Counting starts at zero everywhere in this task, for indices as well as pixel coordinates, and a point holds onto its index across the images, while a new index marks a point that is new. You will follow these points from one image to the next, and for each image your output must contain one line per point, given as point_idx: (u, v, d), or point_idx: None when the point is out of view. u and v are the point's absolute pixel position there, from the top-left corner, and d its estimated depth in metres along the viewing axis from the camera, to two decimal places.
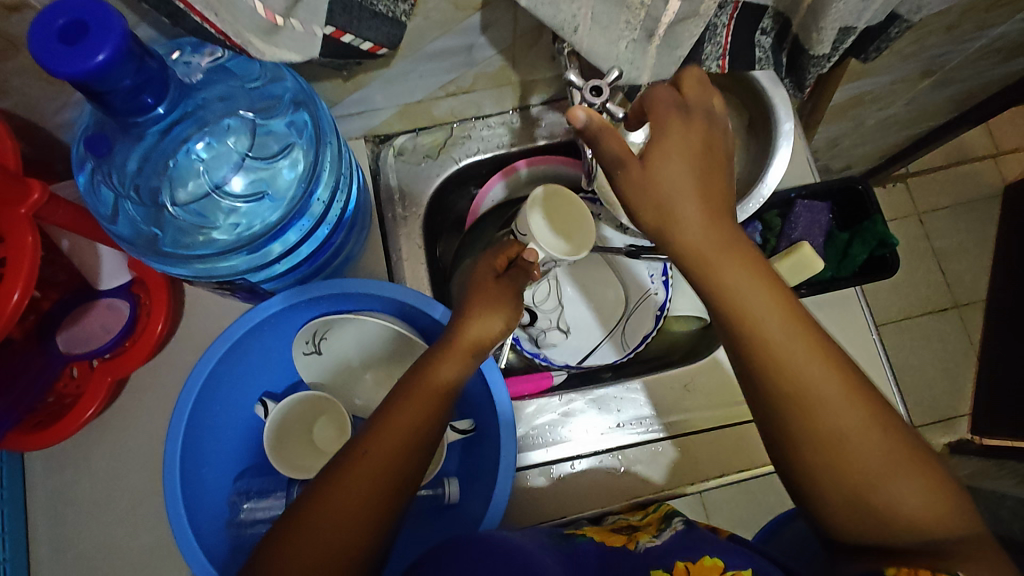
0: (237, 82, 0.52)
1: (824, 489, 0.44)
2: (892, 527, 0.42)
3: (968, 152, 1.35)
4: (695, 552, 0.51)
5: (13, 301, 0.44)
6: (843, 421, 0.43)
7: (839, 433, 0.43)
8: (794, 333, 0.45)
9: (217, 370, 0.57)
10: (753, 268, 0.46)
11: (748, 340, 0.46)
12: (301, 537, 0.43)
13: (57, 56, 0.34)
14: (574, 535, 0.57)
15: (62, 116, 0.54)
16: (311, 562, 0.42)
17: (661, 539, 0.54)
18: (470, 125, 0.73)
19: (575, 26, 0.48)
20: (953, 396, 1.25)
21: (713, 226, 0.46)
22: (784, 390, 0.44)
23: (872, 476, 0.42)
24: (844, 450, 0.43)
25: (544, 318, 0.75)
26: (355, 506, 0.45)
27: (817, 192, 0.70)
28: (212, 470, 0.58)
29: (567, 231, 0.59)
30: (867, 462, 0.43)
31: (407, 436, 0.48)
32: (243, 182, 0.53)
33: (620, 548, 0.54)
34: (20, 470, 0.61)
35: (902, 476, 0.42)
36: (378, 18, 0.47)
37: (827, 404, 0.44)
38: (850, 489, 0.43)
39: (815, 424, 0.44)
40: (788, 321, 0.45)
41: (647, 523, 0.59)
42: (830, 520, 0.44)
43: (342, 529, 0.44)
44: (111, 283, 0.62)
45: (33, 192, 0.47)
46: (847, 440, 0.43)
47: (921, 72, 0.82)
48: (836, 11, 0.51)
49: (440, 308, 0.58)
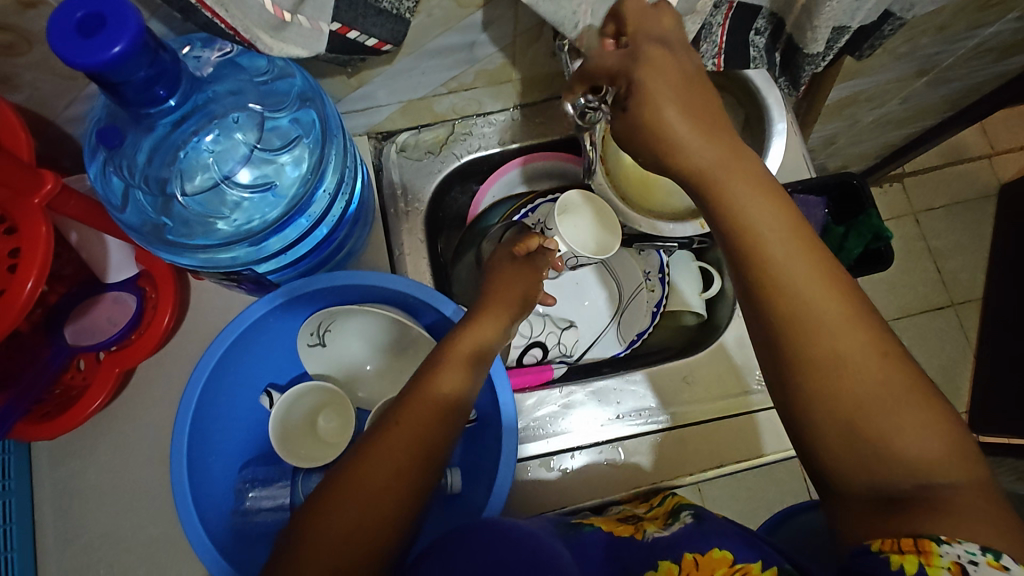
0: (246, 76, 0.53)
1: (823, 426, 0.41)
2: (890, 466, 0.39)
3: (963, 152, 1.37)
4: (706, 543, 0.51)
5: (27, 289, 0.45)
6: (841, 342, 0.41)
7: (836, 355, 0.41)
8: (795, 252, 0.43)
9: (222, 361, 0.58)
10: (756, 183, 0.45)
11: (746, 257, 0.44)
12: (328, 513, 0.45)
13: (75, 47, 0.36)
14: (581, 524, 0.58)
15: (72, 111, 0.55)
16: (333, 534, 0.44)
17: (667, 530, 0.54)
18: (471, 122, 0.74)
19: (575, 22, 0.49)
20: (949, 393, 1.27)
21: (716, 148, 0.45)
22: (779, 309, 0.43)
23: (877, 418, 0.40)
24: (850, 388, 0.41)
25: (547, 338, 0.76)
26: (377, 486, 0.46)
27: (814, 187, 0.70)
28: (218, 459, 0.60)
29: (596, 229, 0.66)
30: (866, 392, 0.40)
31: (420, 433, 0.49)
32: (249, 175, 0.54)
33: (628, 538, 0.55)
34: (27, 461, 0.62)
35: (904, 411, 0.40)
36: (382, 15, 0.48)
37: (828, 328, 0.41)
38: (852, 427, 0.40)
39: (820, 360, 0.41)
40: (790, 240, 0.43)
41: (652, 514, 0.59)
42: (827, 460, 0.41)
43: (364, 505, 0.45)
44: (118, 276, 0.63)
45: (46, 183, 0.48)
46: (849, 374, 0.41)
47: (915, 71, 0.83)
48: (829, 10, 0.52)
49: (452, 306, 0.60)
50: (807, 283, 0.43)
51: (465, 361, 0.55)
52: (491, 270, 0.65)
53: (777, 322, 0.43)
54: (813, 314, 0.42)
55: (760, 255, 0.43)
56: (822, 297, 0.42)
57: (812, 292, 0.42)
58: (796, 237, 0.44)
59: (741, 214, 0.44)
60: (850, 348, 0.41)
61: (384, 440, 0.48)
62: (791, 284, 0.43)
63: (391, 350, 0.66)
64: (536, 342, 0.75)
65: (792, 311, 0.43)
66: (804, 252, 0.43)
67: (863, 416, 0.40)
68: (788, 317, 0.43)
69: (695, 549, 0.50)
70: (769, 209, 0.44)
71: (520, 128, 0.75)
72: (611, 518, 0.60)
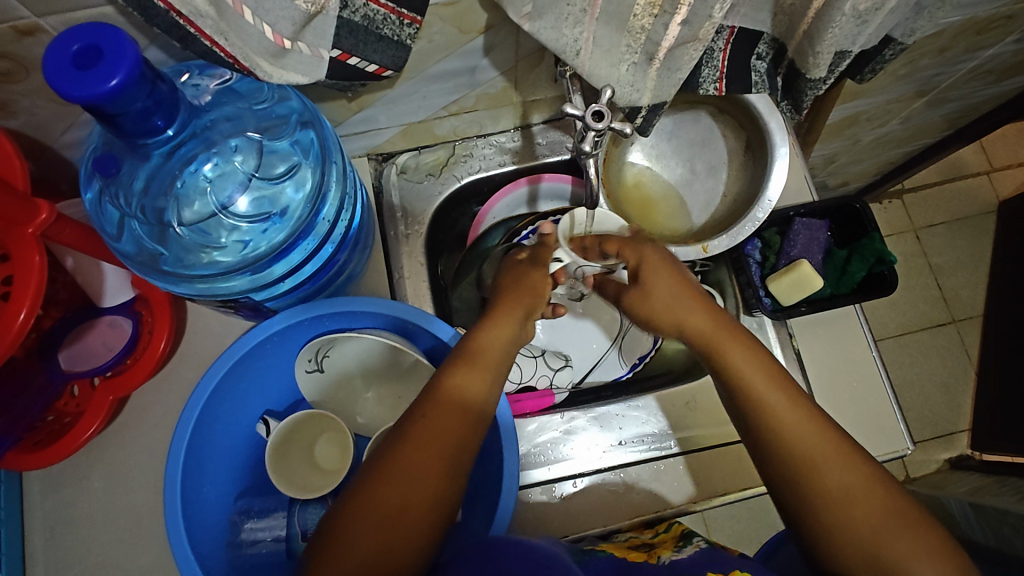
0: (245, 103, 0.52)
1: (845, 557, 0.46)
2: None
3: (962, 169, 1.37)
4: (726, 566, 0.50)
5: (20, 320, 0.44)
6: (842, 479, 0.48)
7: (843, 492, 0.47)
8: (793, 405, 0.51)
9: (220, 388, 0.57)
10: (754, 351, 0.54)
11: (759, 406, 0.51)
12: (371, 499, 0.46)
13: (71, 80, 0.35)
14: (593, 550, 0.57)
15: (70, 135, 0.54)
16: (379, 522, 0.45)
17: (683, 554, 0.54)
18: (472, 144, 0.74)
19: (576, 50, 0.49)
20: (952, 411, 1.26)
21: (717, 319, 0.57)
22: (792, 455, 0.49)
23: (888, 546, 0.45)
24: (862, 526, 0.46)
25: (541, 376, 0.75)
26: (414, 468, 0.47)
27: (816, 210, 0.71)
28: (213, 489, 0.58)
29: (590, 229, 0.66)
30: (872, 522, 0.46)
31: (445, 441, 0.49)
32: (247, 203, 0.54)
33: (641, 562, 0.54)
34: (18, 488, 0.61)
35: (903, 536, 0.46)
36: (384, 42, 0.47)
37: (829, 467, 0.48)
38: (871, 557, 0.46)
39: (834, 496, 0.48)
40: (786, 394, 0.52)
41: (660, 540, 0.59)
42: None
43: (403, 492, 0.47)
44: (114, 300, 0.62)
45: (41, 212, 0.48)
46: (857, 505, 0.47)
47: (915, 92, 0.83)
48: (832, 35, 0.51)
49: (441, 325, 0.59)
50: (802, 423, 0.50)
51: (477, 359, 0.54)
52: (498, 278, 0.65)
53: (787, 459, 0.49)
54: (817, 454, 0.49)
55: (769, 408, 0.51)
56: (821, 441, 0.49)
57: (812, 434, 0.50)
58: (788, 394, 0.52)
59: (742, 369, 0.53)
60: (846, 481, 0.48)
61: (412, 452, 0.48)
62: (799, 434, 0.50)
63: (385, 375, 0.65)
64: (527, 386, 0.74)
65: (789, 447, 0.50)
66: (799, 407, 0.51)
67: (876, 547, 0.45)
68: (787, 449, 0.50)
69: (719, 569, 0.49)
70: (762, 366, 0.53)
71: (520, 151, 0.75)
72: (622, 546, 0.58)
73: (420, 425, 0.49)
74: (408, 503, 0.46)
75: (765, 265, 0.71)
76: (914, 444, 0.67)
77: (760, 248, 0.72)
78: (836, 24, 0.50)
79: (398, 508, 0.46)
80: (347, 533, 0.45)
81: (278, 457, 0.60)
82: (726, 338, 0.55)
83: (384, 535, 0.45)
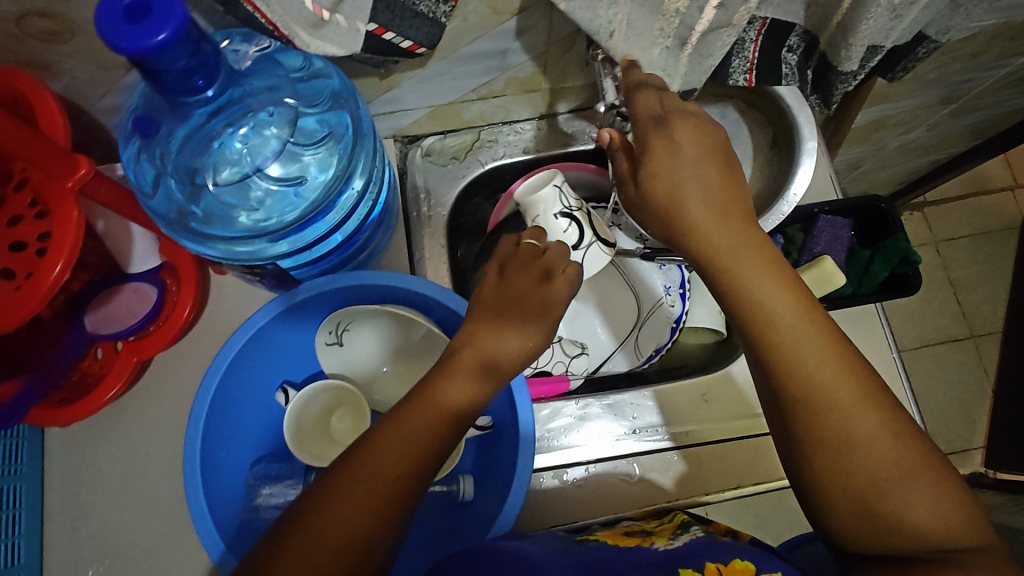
0: (283, 73, 0.52)
1: (844, 488, 0.44)
2: (896, 532, 0.43)
3: (987, 183, 1.35)
4: (726, 554, 0.51)
5: (55, 273, 0.45)
6: (853, 423, 0.44)
7: (848, 437, 0.44)
8: (804, 334, 0.46)
9: (237, 360, 0.57)
10: (778, 273, 0.48)
11: (773, 343, 0.46)
12: (351, 484, 0.44)
13: (121, 32, 0.36)
14: (586, 540, 0.56)
15: (108, 100, 0.56)
16: (362, 507, 0.43)
17: (679, 542, 0.54)
18: (497, 130, 0.75)
19: (610, 31, 0.49)
20: (967, 427, 1.24)
21: (723, 221, 0.48)
22: (804, 379, 0.45)
23: (885, 476, 0.44)
24: (869, 429, 0.44)
25: (555, 363, 0.73)
26: (396, 458, 0.45)
27: (840, 208, 0.69)
28: (230, 454, 0.59)
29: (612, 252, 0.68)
30: (877, 464, 0.44)
31: (426, 434, 0.47)
32: (280, 169, 0.55)
33: (635, 547, 0.53)
34: (40, 446, 0.62)
35: (911, 484, 0.43)
36: (419, 18, 0.49)
37: (844, 381, 0.45)
38: (868, 493, 0.44)
39: (847, 403, 0.45)
40: (801, 321, 0.47)
41: (659, 528, 0.58)
42: (841, 530, 0.45)
43: (375, 475, 0.44)
44: (142, 267, 0.63)
45: (80, 167, 0.48)
46: (862, 448, 0.44)
47: (944, 99, 0.83)
48: (867, 27, 0.51)
49: (456, 299, 0.58)
50: (818, 358, 0.45)
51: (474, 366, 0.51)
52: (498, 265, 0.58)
53: (800, 383, 0.45)
54: (833, 392, 0.45)
55: (787, 352, 0.46)
56: (834, 367, 0.45)
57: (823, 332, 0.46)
58: (817, 328, 0.47)
59: (750, 294, 0.47)
60: (865, 430, 0.44)
61: (389, 434, 0.47)
62: (805, 359, 0.46)
63: (402, 355, 0.66)
64: (542, 371, 0.73)
65: (820, 370, 0.45)
66: (812, 322, 0.47)
67: (876, 490, 0.44)
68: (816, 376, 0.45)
69: (719, 557, 0.50)
70: (779, 288, 0.47)
71: (546, 137, 0.75)
72: (618, 532, 0.58)
73: (397, 420, 0.48)
74: (384, 483, 0.44)
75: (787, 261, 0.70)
76: None
77: (783, 244, 0.70)
78: (870, 14, 0.50)
79: (374, 487, 0.44)
80: (330, 519, 0.42)
81: (300, 440, 0.61)
82: (747, 256, 0.48)
83: (364, 510, 0.43)
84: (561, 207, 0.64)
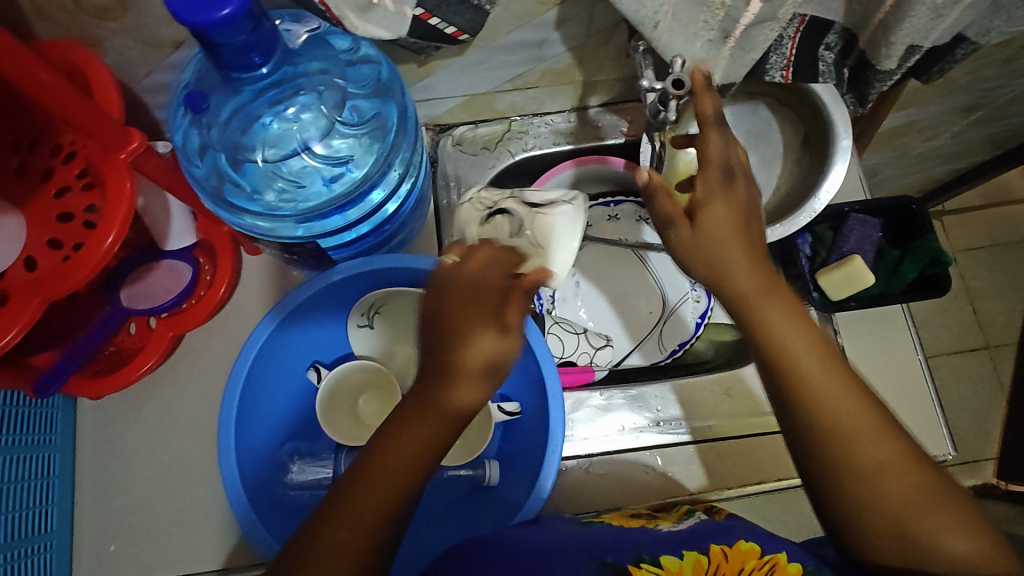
0: (333, 53, 0.53)
1: (869, 514, 0.45)
2: (923, 555, 0.44)
3: (1007, 194, 1.35)
4: (729, 536, 0.51)
5: (107, 244, 0.45)
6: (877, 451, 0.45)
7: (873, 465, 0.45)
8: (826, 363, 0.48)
9: (275, 336, 0.58)
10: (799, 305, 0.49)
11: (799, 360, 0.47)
12: (367, 489, 0.44)
13: (188, 5, 0.37)
14: (592, 522, 0.56)
15: (153, 79, 0.57)
16: (374, 502, 0.44)
17: (683, 524, 0.54)
18: (528, 121, 0.76)
19: (655, 22, 0.50)
20: (980, 437, 1.22)
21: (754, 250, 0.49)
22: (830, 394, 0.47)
23: (909, 500, 0.45)
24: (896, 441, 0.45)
25: (580, 353, 0.73)
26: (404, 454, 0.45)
27: (871, 208, 0.69)
28: (263, 428, 0.60)
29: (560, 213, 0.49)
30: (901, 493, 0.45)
31: (433, 421, 0.45)
32: (323, 150, 0.55)
33: (638, 527, 0.54)
34: (72, 417, 0.63)
35: (936, 511, 0.44)
36: (464, 5, 0.49)
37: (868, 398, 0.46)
38: (895, 520, 0.45)
39: None
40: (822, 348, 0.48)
41: (664, 514, 0.58)
42: (868, 550, 0.46)
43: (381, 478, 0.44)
44: (177, 245, 0.64)
45: (133, 141, 0.48)
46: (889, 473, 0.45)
47: (973, 105, 0.83)
48: (908, 26, 0.51)
49: None
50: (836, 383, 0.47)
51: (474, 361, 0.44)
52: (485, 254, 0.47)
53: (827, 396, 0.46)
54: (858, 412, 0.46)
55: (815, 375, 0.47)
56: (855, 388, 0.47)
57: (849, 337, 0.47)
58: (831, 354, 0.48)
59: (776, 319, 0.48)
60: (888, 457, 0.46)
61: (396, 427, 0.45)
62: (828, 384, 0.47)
63: None
64: (569, 361, 0.73)
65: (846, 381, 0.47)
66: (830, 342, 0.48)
67: (902, 516, 0.44)
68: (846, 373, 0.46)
69: (722, 539, 0.50)
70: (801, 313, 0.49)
71: (576, 131, 0.76)
72: (625, 515, 0.59)
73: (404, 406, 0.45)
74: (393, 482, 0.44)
75: (816, 259, 0.70)
76: (954, 450, 0.67)
77: (811, 243, 0.70)
78: (913, 13, 0.50)
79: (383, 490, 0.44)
80: (343, 522, 0.43)
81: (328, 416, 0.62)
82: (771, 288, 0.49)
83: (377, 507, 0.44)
84: (480, 213, 0.52)
